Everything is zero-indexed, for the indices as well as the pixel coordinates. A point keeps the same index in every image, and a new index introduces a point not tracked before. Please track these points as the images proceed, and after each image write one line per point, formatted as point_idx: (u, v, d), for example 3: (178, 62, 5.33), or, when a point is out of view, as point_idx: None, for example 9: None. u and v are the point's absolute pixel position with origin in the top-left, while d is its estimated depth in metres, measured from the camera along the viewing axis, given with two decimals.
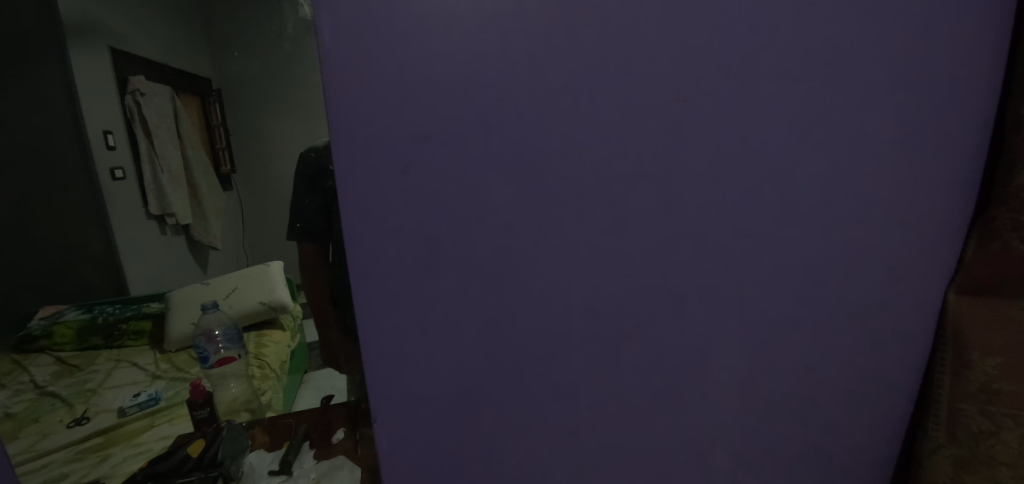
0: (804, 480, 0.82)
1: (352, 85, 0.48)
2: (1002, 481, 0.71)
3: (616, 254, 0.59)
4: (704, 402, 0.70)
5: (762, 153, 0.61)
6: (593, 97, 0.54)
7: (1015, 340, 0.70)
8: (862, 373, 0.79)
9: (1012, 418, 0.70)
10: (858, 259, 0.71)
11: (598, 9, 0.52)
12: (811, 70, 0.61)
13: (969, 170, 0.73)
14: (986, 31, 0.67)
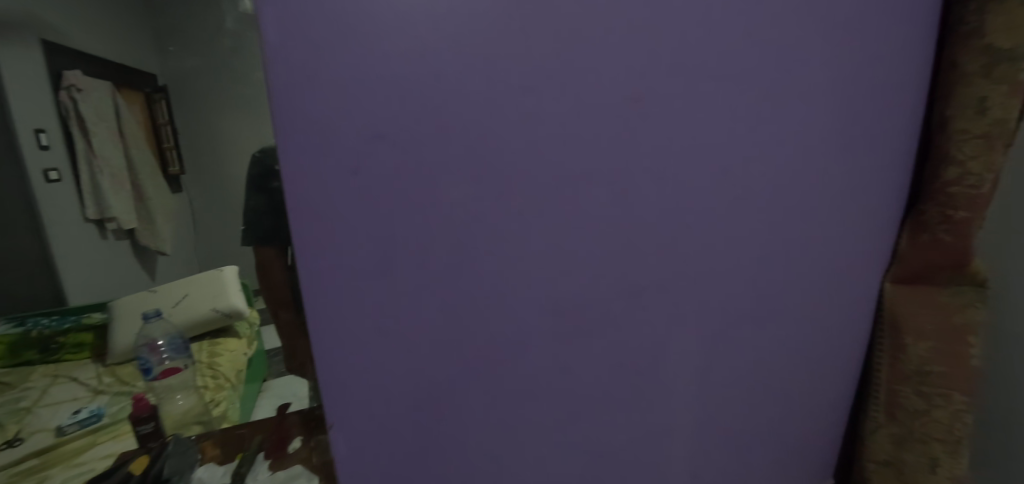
0: (759, 463, 0.86)
1: (301, 82, 0.46)
2: (937, 455, 0.78)
3: (575, 251, 0.61)
4: (664, 392, 0.72)
5: (712, 151, 0.64)
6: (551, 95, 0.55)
7: (944, 325, 0.76)
8: (812, 359, 0.83)
9: (944, 397, 0.76)
10: (801, 252, 0.75)
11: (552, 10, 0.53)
12: (758, 71, 0.64)
13: (900, 167, 0.78)
14: (914, 36, 0.72)
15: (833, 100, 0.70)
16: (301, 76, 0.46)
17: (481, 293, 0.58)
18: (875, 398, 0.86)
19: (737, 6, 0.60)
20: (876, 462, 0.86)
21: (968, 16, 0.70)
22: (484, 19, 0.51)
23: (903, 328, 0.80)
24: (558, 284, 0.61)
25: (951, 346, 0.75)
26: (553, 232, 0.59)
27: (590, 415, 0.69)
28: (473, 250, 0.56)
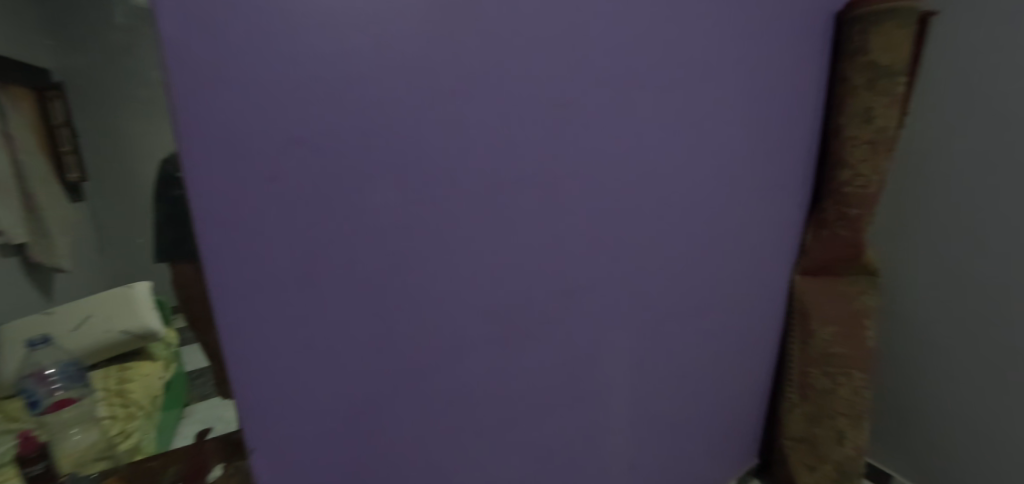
0: (683, 430, 0.96)
1: (203, 84, 0.39)
2: (840, 425, 1.00)
3: (509, 254, 0.62)
4: (598, 378, 0.77)
5: (636, 151, 0.70)
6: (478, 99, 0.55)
7: (842, 313, 0.99)
8: (724, 332, 0.95)
9: (844, 375, 0.98)
10: (711, 246, 0.85)
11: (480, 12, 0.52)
12: (673, 80, 0.70)
13: (795, 166, 0.97)
14: (789, 51, 0.86)
15: (727, 111, 0.79)
16: (195, 72, 0.39)
17: (415, 301, 0.56)
18: (791, 378, 1.07)
19: (655, 18, 0.66)
20: (794, 436, 1.09)
21: (855, 37, 0.91)
22: (406, 15, 0.48)
23: (812, 317, 1.01)
24: (493, 286, 0.62)
25: (848, 331, 0.98)
26: (486, 236, 0.59)
27: (532, 412, 0.71)
28: (404, 258, 0.54)
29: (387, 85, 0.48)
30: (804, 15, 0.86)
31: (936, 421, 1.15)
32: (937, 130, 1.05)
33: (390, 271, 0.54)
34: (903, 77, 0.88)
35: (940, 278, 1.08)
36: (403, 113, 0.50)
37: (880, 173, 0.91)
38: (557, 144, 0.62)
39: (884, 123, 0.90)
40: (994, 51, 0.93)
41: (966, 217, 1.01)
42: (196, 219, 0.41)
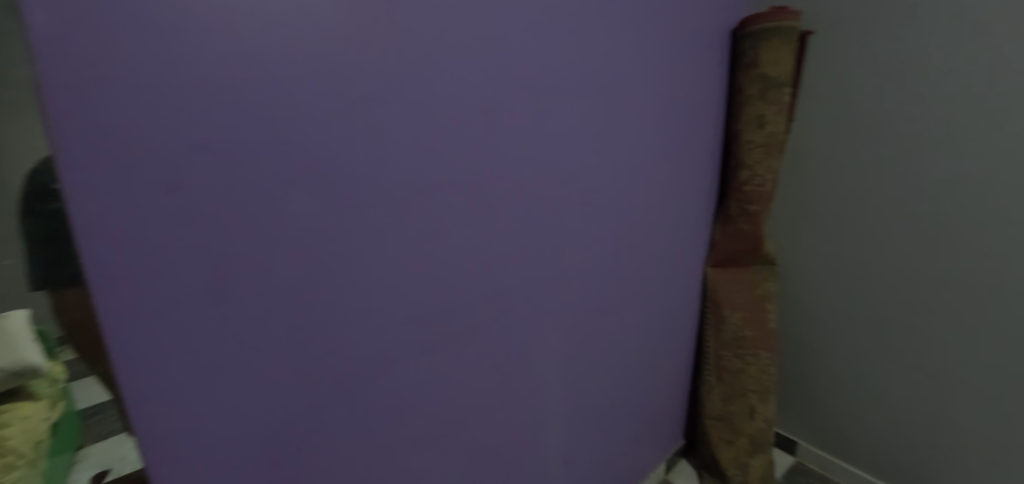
0: (613, 416, 1.02)
1: (84, 88, 0.36)
2: (749, 401, 1.15)
3: (437, 258, 0.63)
4: (531, 372, 0.81)
5: (556, 156, 0.75)
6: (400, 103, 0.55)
7: (747, 299, 1.14)
8: (642, 321, 1.03)
9: (751, 356, 1.13)
10: (626, 242, 0.93)
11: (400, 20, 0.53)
12: (586, 90, 0.76)
13: (697, 168, 1.09)
14: (682, 66, 0.96)
15: (636, 119, 0.88)
16: (80, 70, 0.35)
17: (342, 311, 0.55)
18: (709, 362, 1.21)
19: (568, 33, 0.71)
20: (714, 416, 1.22)
21: (749, 50, 1.07)
22: (321, 18, 0.46)
23: (724, 304, 1.15)
24: (423, 290, 0.63)
25: (752, 316, 1.13)
26: (413, 240, 0.60)
27: (469, 413, 0.73)
28: (328, 267, 0.53)
29: (304, 88, 0.47)
30: (693, 35, 0.99)
31: (824, 390, 1.33)
32: (813, 137, 1.21)
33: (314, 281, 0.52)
34: (787, 87, 1.06)
35: (827, 265, 1.24)
36: (320, 117, 0.48)
37: (772, 173, 1.08)
38: (481, 148, 0.64)
39: (774, 130, 1.07)
40: (852, 71, 1.12)
41: (840, 211, 1.19)
42: (81, 236, 0.37)
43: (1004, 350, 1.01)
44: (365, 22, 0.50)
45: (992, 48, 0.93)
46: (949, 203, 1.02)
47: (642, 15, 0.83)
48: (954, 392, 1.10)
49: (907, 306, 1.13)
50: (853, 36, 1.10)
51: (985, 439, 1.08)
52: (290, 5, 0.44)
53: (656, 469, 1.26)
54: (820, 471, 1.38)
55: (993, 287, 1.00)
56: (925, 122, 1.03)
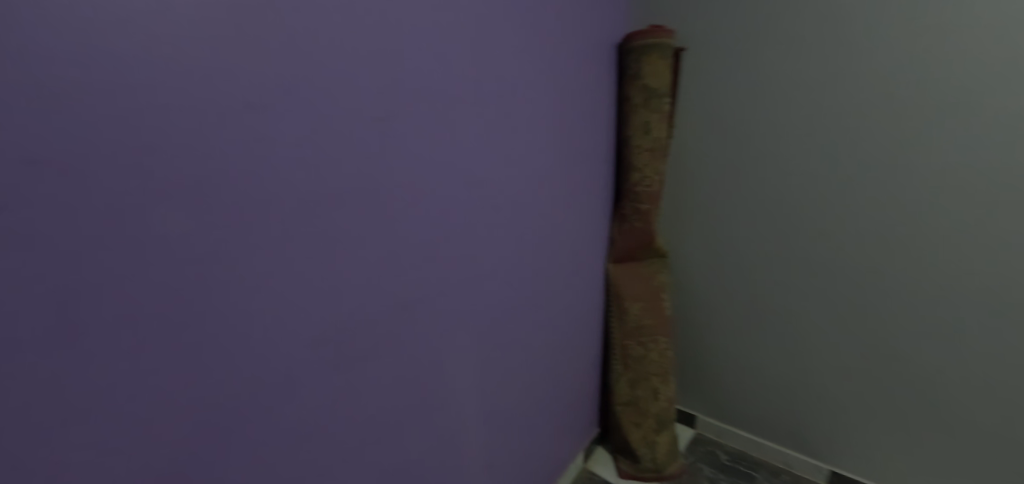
0: (520, 406, 1.09)
1: None
2: (653, 382, 1.33)
3: (337, 270, 0.62)
4: (438, 372, 0.84)
5: (451, 164, 0.78)
6: (289, 110, 0.53)
7: (644, 290, 1.32)
8: (542, 314, 1.11)
9: (652, 341, 1.31)
10: (524, 246, 1.02)
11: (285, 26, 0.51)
12: (475, 101, 0.81)
13: (584, 172, 1.20)
14: (563, 79, 1.06)
15: (524, 128, 0.95)
16: None
17: (231, 331, 0.52)
18: (616, 352, 1.35)
19: (455, 47, 0.75)
20: (623, 401, 1.37)
21: (635, 64, 1.20)
22: (194, 21, 0.43)
23: (626, 297, 1.31)
24: (324, 304, 0.61)
25: (649, 304, 1.31)
26: (307, 255, 0.58)
27: (382, 423, 0.75)
28: (212, 286, 0.49)
29: (175, 89, 0.43)
30: (576, 51, 1.09)
31: (712, 366, 1.50)
32: (688, 143, 1.36)
33: (191, 301, 0.47)
34: (667, 98, 1.20)
35: (710, 255, 1.40)
36: (195, 125, 0.45)
37: (658, 175, 1.24)
38: (377, 158, 0.65)
39: (657, 135, 1.22)
40: (714, 84, 1.28)
41: (719, 206, 1.35)
42: None
43: (843, 314, 1.24)
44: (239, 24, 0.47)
45: (813, 67, 1.14)
46: (793, 195, 1.23)
47: (523, 36, 0.90)
48: (808, 353, 1.32)
49: (769, 284, 1.33)
50: (713, 54, 1.27)
51: (834, 388, 1.30)
52: (151, 0, 0.40)
53: (574, 459, 1.39)
54: (715, 439, 1.55)
55: (828, 261, 1.22)
56: (771, 128, 1.23)
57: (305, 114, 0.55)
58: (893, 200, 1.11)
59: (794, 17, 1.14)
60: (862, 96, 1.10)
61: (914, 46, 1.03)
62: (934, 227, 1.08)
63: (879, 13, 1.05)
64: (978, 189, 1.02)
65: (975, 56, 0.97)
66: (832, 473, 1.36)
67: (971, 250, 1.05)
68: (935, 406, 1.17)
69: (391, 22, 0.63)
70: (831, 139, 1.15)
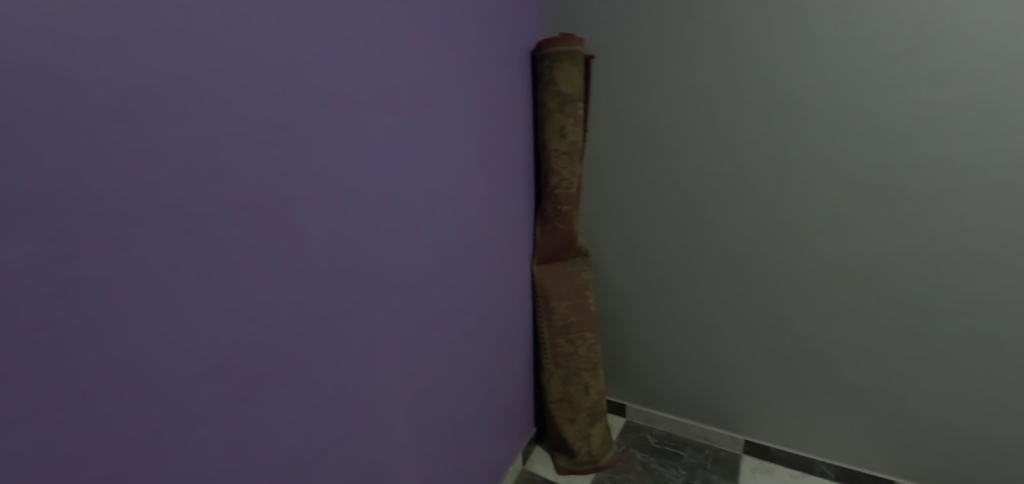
0: (456, 413, 1.08)
1: None
2: (583, 377, 1.39)
3: (243, 292, 0.57)
4: (366, 389, 0.81)
5: (366, 172, 0.76)
6: (178, 115, 0.47)
7: (569, 289, 1.38)
8: (472, 318, 1.11)
9: (580, 338, 1.38)
10: (449, 253, 1.01)
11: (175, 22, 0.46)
12: (387, 106, 0.79)
13: (507, 175, 1.22)
14: (479, 84, 1.07)
15: (441, 133, 0.95)
16: None
17: (123, 367, 0.45)
18: (546, 351, 1.40)
19: (361, 51, 0.73)
20: (556, 399, 1.41)
21: (547, 70, 1.24)
22: (67, 11, 0.38)
23: (552, 296, 1.37)
24: (230, 331, 0.56)
25: (575, 302, 1.38)
26: (206, 277, 0.52)
27: (305, 453, 0.70)
28: (100, 318, 0.42)
29: (48, 86, 0.37)
30: (489, 56, 1.10)
31: (636, 355, 1.58)
32: (600, 145, 1.43)
33: (58, 340, 0.40)
34: (579, 103, 1.26)
35: (628, 251, 1.48)
36: (62, 132, 0.38)
37: (575, 177, 1.30)
38: (281, 168, 0.60)
39: (573, 139, 1.27)
40: (621, 89, 1.37)
41: (634, 203, 1.43)
42: None
43: (748, 296, 1.36)
44: (113, 16, 0.41)
45: (704, 74, 1.26)
46: (696, 190, 1.34)
47: (432, 43, 0.91)
48: (718, 334, 1.43)
49: (681, 273, 1.43)
50: (617, 61, 1.35)
51: (741, 364, 1.43)
52: None
53: (514, 462, 1.40)
54: (644, 424, 1.64)
55: (728, 248, 1.35)
56: (672, 130, 1.33)
57: (197, 119, 0.49)
58: (777, 191, 1.25)
59: (685, 28, 1.25)
60: (746, 99, 1.23)
61: (785, 56, 1.17)
62: (811, 213, 1.22)
63: (755, 26, 1.18)
64: (842, 178, 1.17)
65: (831, 66, 1.13)
66: (746, 442, 1.48)
67: (840, 232, 1.21)
68: (822, 371, 1.32)
69: (287, 25, 0.60)
70: (723, 138, 1.28)
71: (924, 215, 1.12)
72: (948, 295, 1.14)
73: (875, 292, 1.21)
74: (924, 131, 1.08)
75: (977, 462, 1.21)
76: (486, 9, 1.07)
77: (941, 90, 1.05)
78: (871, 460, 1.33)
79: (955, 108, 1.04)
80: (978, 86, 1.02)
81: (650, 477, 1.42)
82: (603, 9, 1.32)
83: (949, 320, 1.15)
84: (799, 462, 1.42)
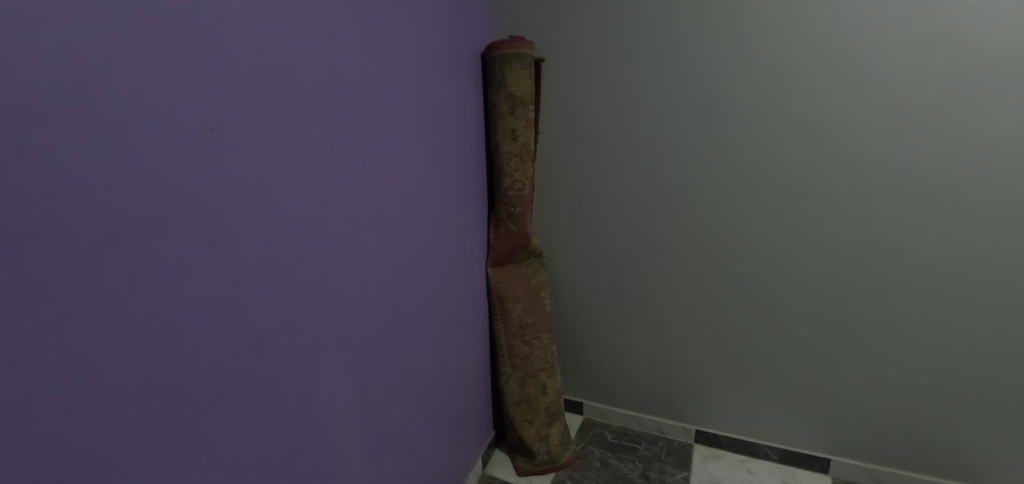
0: (412, 423, 1.06)
1: None
2: (540, 377, 1.41)
3: (162, 309, 0.52)
4: (315, 405, 0.77)
5: (308, 179, 0.72)
6: (76, 117, 0.43)
7: (524, 290, 1.39)
8: (428, 325, 1.09)
9: (535, 338, 1.40)
10: (402, 259, 0.98)
11: (70, 15, 0.42)
12: (330, 110, 0.76)
13: (459, 179, 1.21)
14: (429, 85, 1.05)
15: (391, 136, 0.92)
16: None
17: (18, 392, 0.41)
18: (503, 354, 1.40)
19: (299, 52, 0.69)
20: (514, 401, 1.41)
21: (497, 73, 1.25)
22: None
23: (507, 298, 1.37)
24: (148, 351, 0.51)
25: (530, 303, 1.39)
26: (117, 294, 0.48)
27: (246, 478, 0.66)
28: None
29: None
30: (439, 57, 1.09)
31: (592, 354, 1.61)
32: (552, 148, 1.45)
33: None
34: (530, 105, 1.27)
35: (581, 252, 1.51)
36: None
37: (528, 179, 1.30)
38: (208, 174, 0.56)
39: (524, 141, 1.28)
40: (570, 93, 1.39)
41: (585, 205, 1.46)
42: None
43: (693, 292, 1.42)
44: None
45: (648, 79, 1.30)
46: (644, 191, 1.38)
47: (377, 42, 0.88)
48: (669, 330, 1.48)
49: (632, 272, 1.47)
50: (568, 65, 1.36)
51: (691, 358, 1.48)
52: None
53: (473, 467, 1.39)
54: (601, 420, 1.67)
55: (676, 247, 1.40)
56: (621, 133, 1.36)
57: (103, 120, 0.45)
58: (718, 191, 1.31)
59: (629, 35, 1.29)
60: (687, 104, 1.28)
61: (722, 62, 1.22)
62: (749, 211, 1.29)
63: (694, 33, 1.23)
64: (776, 178, 1.25)
65: (765, 73, 1.19)
66: (697, 431, 1.54)
67: (776, 227, 1.28)
68: (763, 359, 1.40)
69: (211, 19, 0.56)
70: (668, 142, 1.32)
71: (847, 211, 1.21)
72: (869, 284, 1.24)
73: (807, 284, 1.29)
74: (846, 134, 1.16)
75: (898, 436, 1.32)
76: (433, 9, 1.06)
77: (863, 96, 1.13)
78: (808, 441, 1.42)
79: (872, 112, 1.13)
80: (891, 91, 1.11)
81: (608, 472, 1.45)
82: (551, 13, 1.34)
83: (872, 307, 1.25)
84: (745, 447, 1.49)
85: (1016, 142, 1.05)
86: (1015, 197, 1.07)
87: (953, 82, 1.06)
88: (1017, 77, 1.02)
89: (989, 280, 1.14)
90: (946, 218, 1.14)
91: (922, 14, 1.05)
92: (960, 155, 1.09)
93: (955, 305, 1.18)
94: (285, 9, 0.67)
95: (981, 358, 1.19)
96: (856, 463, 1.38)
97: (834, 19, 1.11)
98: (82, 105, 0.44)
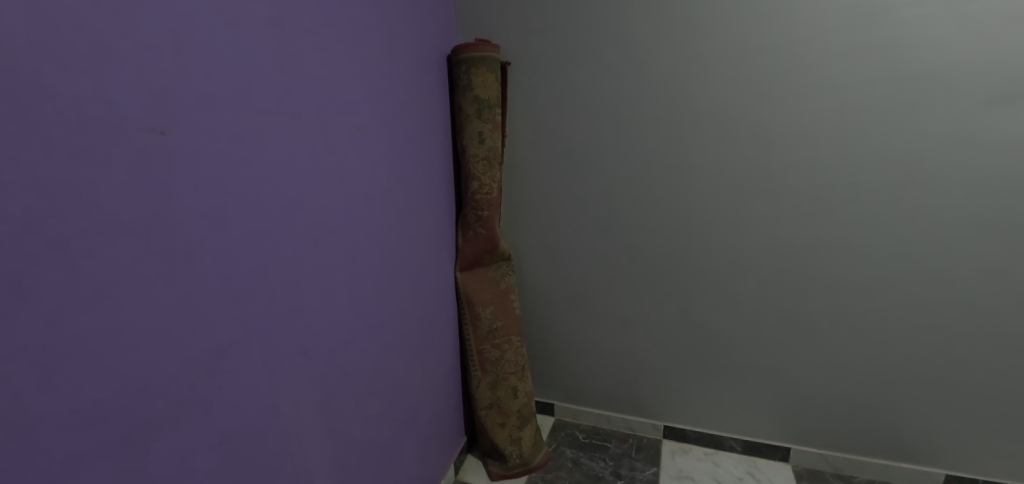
0: (383, 432, 1.04)
1: None
2: (511, 380, 1.41)
3: (114, 327, 0.49)
4: (281, 422, 0.75)
5: (269, 186, 0.70)
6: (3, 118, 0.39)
7: (493, 293, 1.39)
8: (397, 331, 1.08)
9: (506, 341, 1.40)
10: (368, 264, 0.96)
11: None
12: (290, 114, 0.74)
13: (426, 183, 1.20)
14: (395, 89, 1.04)
15: (355, 140, 0.90)
16: None
17: None
18: (473, 359, 1.39)
19: (257, 52, 0.67)
20: (486, 405, 1.41)
21: (463, 76, 1.25)
22: None
23: (476, 302, 1.37)
24: (94, 372, 0.48)
25: (500, 307, 1.39)
26: (59, 311, 0.44)
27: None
28: None
29: None
30: (403, 60, 1.07)
31: (562, 354, 1.62)
32: (519, 151, 1.45)
33: None
34: (497, 108, 1.27)
35: (547, 255, 1.53)
36: None
37: (495, 182, 1.30)
38: (158, 179, 0.53)
39: (491, 144, 1.28)
40: (536, 97, 1.40)
41: (553, 207, 1.47)
42: None
43: (657, 290, 1.45)
44: None
45: (612, 83, 1.32)
46: (608, 193, 1.41)
47: (337, 40, 0.85)
48: (636, 330, 1.51)
49: (598, 274, 1.49)
50: (533, 68, 1.37)
51: (657, 355, 1.52)
52: None
53: (446, 473, 1.38)
54: (572, 420, 1.69)
55: (640, 248, 1.43)
56: (586, 137, 1.38)
57: (43, 122, 0.42)
58: (679, 192, 1.34)
59: (593, 40, 1.30)
60: (650, 108, 1.31)
61: (682, 68, 1.26)
62: (708, 212, 1.34)
63: (656, 38, 1.26)
64: (733, 178, 1.29)
65: (723, 78, 1.24)
66: (665, 427, 1.58)
67: (736, 225, 1.33)
68: (724, 355, 1.45)
69: (161, 16, 0.53)
70: (632, 144, 1.35)
71: (801, 210, 1.27)
72: (820, 279, 1.30)
73: (763, 280, 1.35)
74: (800, 136, 1.22)
75: (849, 423, 1.39)
76: (398, 10, 1.04)
77: (814, 101, 1.19)
78: (769, 431, 1.48)
79: (821, 116, 1.19)
80: (840, 97, 1.17)
81: (580, 471, 1.46)
82: (516, 17, 1.34)
83: (824, 302, 1.32)
84: (712, 440, 1.54)
85: (948, 143, 1.13)
86: (949, 195, 1.16)
87: (893, 89, 1.14)
88: (947, 86, 1.10)
89: (929, 273, 1.22)
90: (889, 215, 1.21)
91: (865, 26, 1.12)
92: (902, 158, 1.17)
93: (898, 297, 1.26)
94: (242, 8, 0.64)
95: (922, 345, 1.27)
96: (814, 451, 1.44)
97: (785, 27, 1.17)
98: (20, 104, 0.40)
